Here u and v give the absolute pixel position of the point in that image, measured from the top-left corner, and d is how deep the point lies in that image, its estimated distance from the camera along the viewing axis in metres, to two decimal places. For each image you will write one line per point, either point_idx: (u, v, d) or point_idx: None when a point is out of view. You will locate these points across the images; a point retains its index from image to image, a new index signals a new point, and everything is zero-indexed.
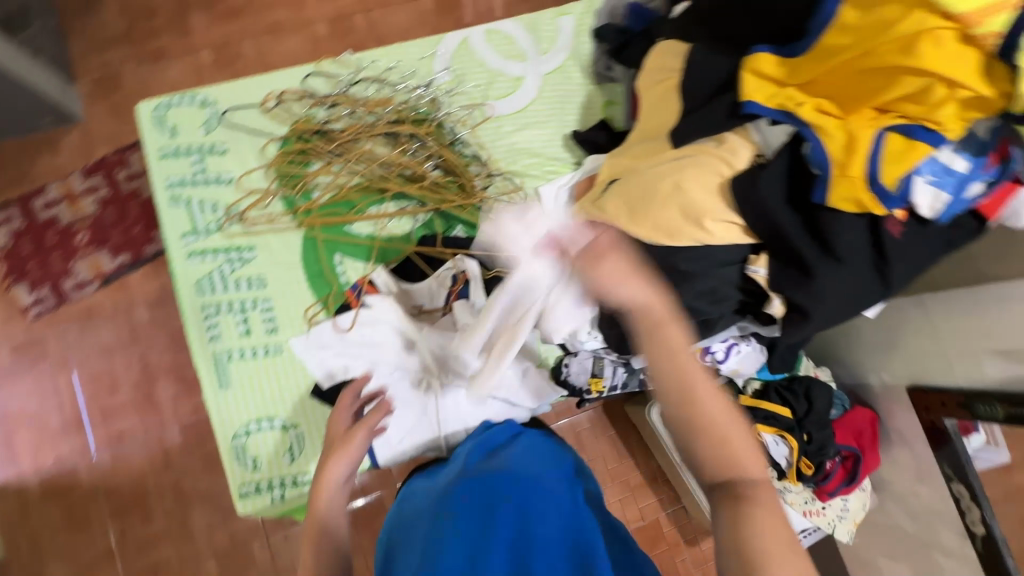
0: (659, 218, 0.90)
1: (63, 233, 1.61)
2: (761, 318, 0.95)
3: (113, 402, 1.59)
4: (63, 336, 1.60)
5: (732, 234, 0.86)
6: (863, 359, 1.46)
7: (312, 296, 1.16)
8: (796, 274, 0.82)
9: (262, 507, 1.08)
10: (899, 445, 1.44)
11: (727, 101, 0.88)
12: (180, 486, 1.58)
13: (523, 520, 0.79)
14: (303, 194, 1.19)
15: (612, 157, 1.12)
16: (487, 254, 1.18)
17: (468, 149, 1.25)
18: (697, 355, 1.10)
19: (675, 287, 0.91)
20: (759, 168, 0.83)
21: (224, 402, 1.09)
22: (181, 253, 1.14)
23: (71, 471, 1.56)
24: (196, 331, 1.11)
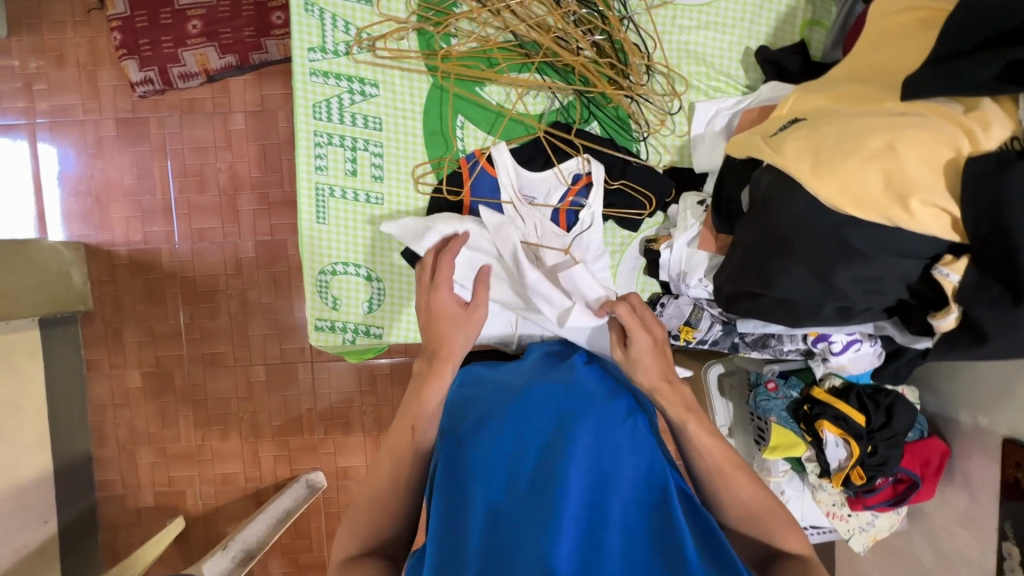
0: (852, 181, 0.75)
1: (177, 15, 1.47)
2: (911, 325, 0.84)
3: (200, 200, 1.64)
4: (164, 122, 1.63)
5: (937, 224, 0.71)
6: (963, 393, 1.33)
7: (424, 153, 1.09)
8: (999, 293, 0.68)
9: (332, 344, 1.11)
10: (958, 487, 1.35)
11: (1011, 56, 0.67)
12: (246, 295, 1.67)
13: (599, 446, 0.72)
14: (442, 39, 1.06)
15: (802, 89, 0.95)
16: (618, 162, 1.08)
17: (634, 34, 1.07)
18: (810, 338, 1.01)
19: (833, 263, 0.79)
20: (1015, 155, 0.66)
21: (317, 236, 1.08)
22: (303, 68, 1.05)
23: (154, 251, 1.65)
24: (304, 156, 1.07)
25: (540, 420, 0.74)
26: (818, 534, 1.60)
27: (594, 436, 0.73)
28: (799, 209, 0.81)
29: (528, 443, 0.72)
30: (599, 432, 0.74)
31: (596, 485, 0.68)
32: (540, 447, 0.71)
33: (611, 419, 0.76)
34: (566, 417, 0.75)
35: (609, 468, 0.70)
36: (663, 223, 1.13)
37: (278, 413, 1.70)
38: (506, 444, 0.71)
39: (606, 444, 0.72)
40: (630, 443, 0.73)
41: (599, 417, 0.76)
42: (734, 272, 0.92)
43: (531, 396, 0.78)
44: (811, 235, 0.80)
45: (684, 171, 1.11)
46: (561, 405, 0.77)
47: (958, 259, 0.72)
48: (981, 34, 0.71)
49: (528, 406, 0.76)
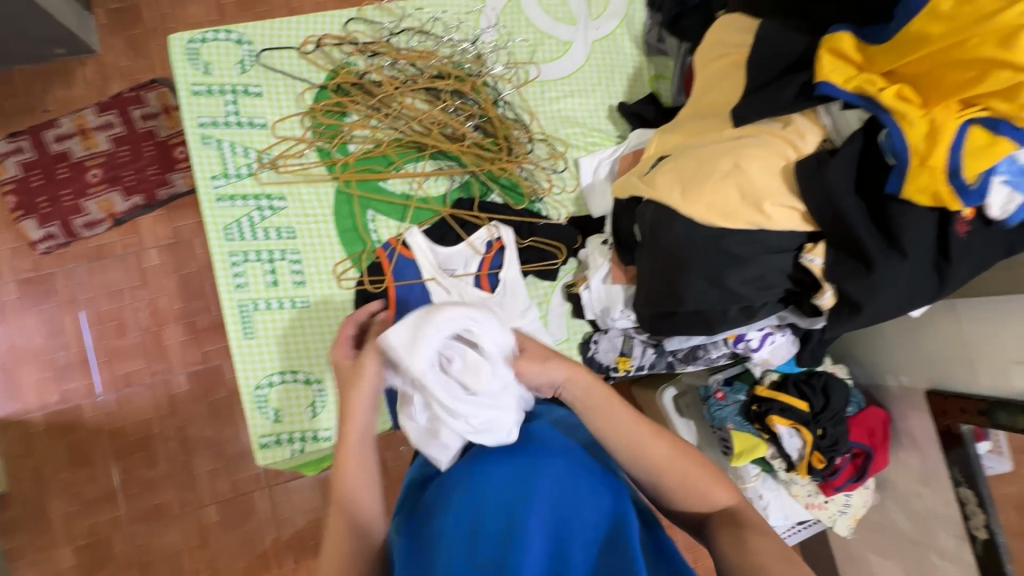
0: (715, 198, 0.87)
1: (75, 167, 1.57)
2: (805, 309, 0.94)
3: (121, 344, 1.58)
4: (72, 274, 1.57)
5: (790, 221, 0.84)
6: (882, 359, 1.46)
7: (342, 251, 1.13)
8: (854, 266, 0.80)
9: (280, 459, 1.07)
10: (908, 447, 1.44)
11: (800, 79, 0.84)
12: (186, 432, 1.58)
13: (568, 507, 0.66)
14: (340, 147, 1.15)
15: (662, 131, 1.09)
16: (522, 223, 1.17)
17: (511, 112, 1.21)
18: (730, 341, 1.09)
19: (723, 270, 0.88)
20: (828, 154, 0.80)
21: (249, 351, 1.07)
22: (208, 196, 1.09)
23: (75, 409, 1.55)
24: (221, 278, 1.08)
25: (496, 477, 0.68)
26: (804, 529, 1.64)
27: (554, 487, 0.67)
28: (683, 233, 0.91)
29: (490, 510, 0.65)
30: (560, 480, 0.68)
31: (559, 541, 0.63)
32: (500, 511, 0.65)
33: (571, 463, 0.71)
34: (523, 471, 0.68)
35: (577, 528, 0.65)
36: (578, 268, 1.22)
37: (240, 552, 1.57)
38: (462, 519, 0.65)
39: (573, 499, 0.67)
40: (592, 488, 0.69)
41: (562, 469, 0.69)
42: (647, 297, 1.01)
43: (485, 452, 0.72)
44: (697, 250, 0.90)
45: (585, 219, 1.22)
46: (516, 458, 0.70)
47: (817, 245, 0.84)
48: (775, 67, 0.88)
49: (483, 465, 0.70)
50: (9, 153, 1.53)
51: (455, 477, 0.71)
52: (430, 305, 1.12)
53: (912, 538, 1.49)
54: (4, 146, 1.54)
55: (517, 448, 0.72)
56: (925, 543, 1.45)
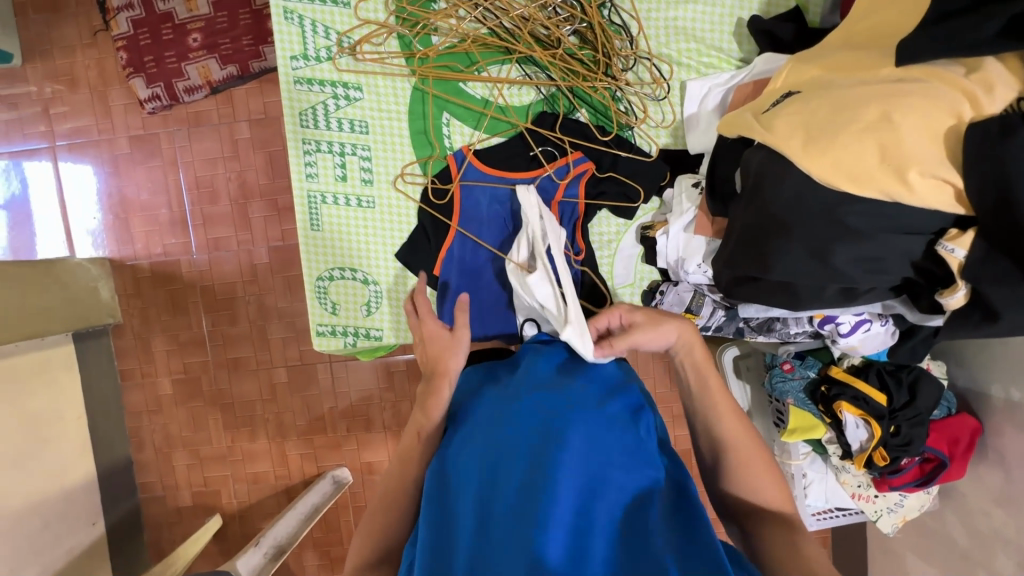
0: (843, 158, 0.72)
1: (178, 29, 1.53)
2: (920, 304, 0.79)
3: (213, 210, 1.68)
4: (174, 136, 1.67)
5: (938, 197, 0.67)
6: (994, 367, 1.26)
7: (411, 153, 1.09)
8: (1007, 267, 0.64)
9: (335, 348, 1.13)
10: (992, 464, 1.29)
11: (1013, 9, 0.62)
12: (264, 300, 1.71)
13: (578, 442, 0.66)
14: (421, 38, 1.05)
15: (795, 60, 0.90)
16: (605, 153, 1.05)
17: (617, 17, 1.03)
18: (816, 320, 0.96)
19: (831, 242, 0.75)
20: (1020, 118, 0.61)
21: (314, 242, 1.09)
22: (287, 77, 1.06)
23: (174, 263, 1.71)
24: (294, 165, 1.08)
25: (531, 417, 0.70)
26: (843, 516, 1.55)
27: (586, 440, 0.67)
28: (792, 191, 0.77)
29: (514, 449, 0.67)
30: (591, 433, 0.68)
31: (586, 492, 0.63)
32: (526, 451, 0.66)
33: (601, 419, 0.71)
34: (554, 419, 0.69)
35: (586, 460, 0.65)
36: (660, 209, 1.10)
37: (301, 413, 1.75)
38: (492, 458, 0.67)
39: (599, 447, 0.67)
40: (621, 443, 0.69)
41: (592, 420, 0.70)
42: (731, 256, 0.89)
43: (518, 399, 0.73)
44: (805, 213, 0.77)
45: (678, 154, 1.07)
46: (547, 405, 0.72)
47: (964, 234, 0.68)
48: None
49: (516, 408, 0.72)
50: (122, 8, 1.52)
51: (491, 415, 0.74)
52: (494, 224, 1.08)
53: (964, 553, 1.38)
54: (118, 1, 1.52)
55: (544, 398, 0.73)
56: (977, 561, 1.34)
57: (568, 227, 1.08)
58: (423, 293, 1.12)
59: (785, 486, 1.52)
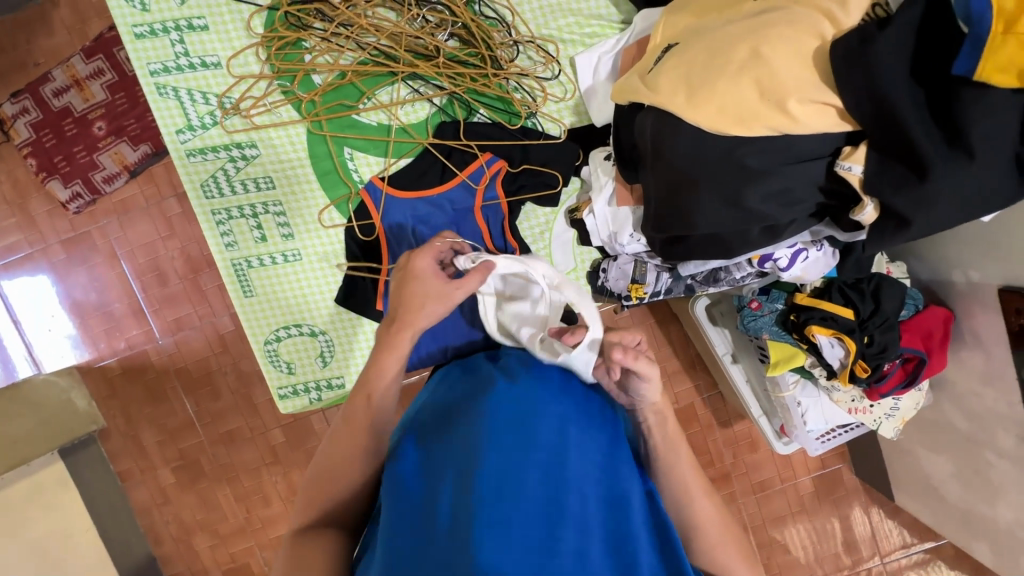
0: (727, 101, 0.71)
1: (81, 122, 1.55)
2: (842, 224, 0.78)
3: (166, 292, 1.65)
4: (107, 230, 1.62)
5: (823, 119, 0.67)
6: (950, 253, 1.27)
7: (324, 196, 1.06)
8: (901, 171, 0.64)
9: (302, 406, 1.11)
10: (971, 347, 1.30)
11: None
12: (240, 367, 1.69)
13: (550, 437, 0.67)
14: (303, 82, 1.03)
15: (668, 12, 0.88)
16: (513, 148, 1.04)
17: (490, 10, 1.02)
18: (755, 262, 0.96)
19: (740, 188, 0.75)
20: (875, 26, 0.60)
21: (252, 308, 1.07)
22: (179, 153, 1.03)
23: (141, 354, 1.68)
24: (210, 238, 1.06)
25: (509, 409, 0.68)
26: (846, 433, 1.58)
27: (560, 436, 0.67)
28: (688, 144, 0.77)
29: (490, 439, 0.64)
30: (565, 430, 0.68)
31: (560, 485, 0.63)
32: (502, 441, 0.64)
33: (576, 417, 0.72)
34: (530, 414, 0.68)
35: (559, 456, 0.65)
36: (582, 188, 1.08)
37: (307, 467, 1.74)
38: (467, 451, 0.64)
39: (577, 447, 0.67)
40: (592, 440, 0.70)
41: (565, 416, 0.70)
42: (653, 221, 0.88)
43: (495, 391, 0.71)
44: (708, 165, 0.76)
45: (585, 131, 1.06)
46: (522, 399, 0.70)
47: (856, 149, 0.67)
48: None
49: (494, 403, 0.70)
50: (18, 115, 1.54)
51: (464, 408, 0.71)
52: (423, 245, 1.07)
53: (968, 437, 1.40)
54: (11, 108, 1.54)
55: (518, 391, 0.72)
56: (981, 442, 1.36)
57: (497, 230, 1.07)
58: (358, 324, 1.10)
59: (784, 418, 1.52)
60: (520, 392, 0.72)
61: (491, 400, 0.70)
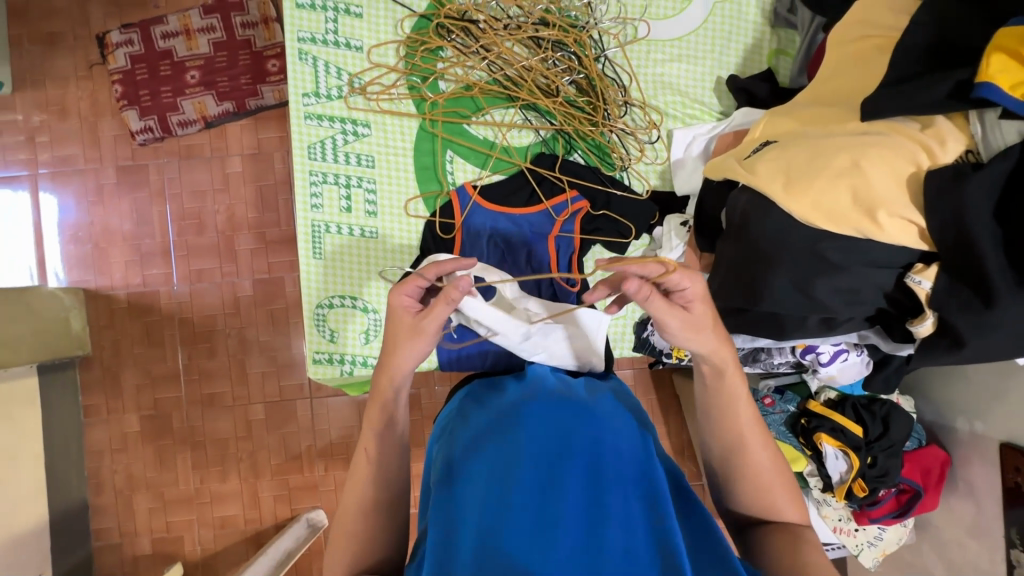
0: (822, 198, 0.79)
1: (177, 67, 1.59)
2: (892, 334, 0.86)
3: (198, 241, 1.65)
4: (164, 168, 1.63)
5: (905, 235, 0.75)
6: (959, 400, 1.34)
7: (415, 187, 1.13)
8: (969, 296, 0.72)
9: (330, 376, 1.12)
10: (962, 496, 1.34)
11: (956, 77, 0.72)
12: (244, 333, 1.66)
13: (585, 439, 0.68)
14: (430, 85, 1.13)
15: (772, 114, 1.00)
16: (598, 193, 1.12)
17: (611, 71, 1.14)
18: (798, 350, 1.04)
19: (812, 276, 0.82)
20: (971, 168, 0.70)
21: (316, 270, 1.11)
22: (298, 113, 1.10)
23: (152, 294, 1.64)
24: (300, 196, 1.11)
25: (543, 419, 0.71)
26: (828, 550, 1.58)
27: (595, 440, 0.69)
28: (775, 226, 0.85)
29: (526, 447, 0.67)
30: (600, 433, 0.70)
31: (596, 487, 0.64)
32: (538, 450, 0.67)
33: (609, 421, 0.73)
34: (564, 421, 0.71)
35: (595, 458, 0.67)
36: (650, 245, 1.16)
37: (277, 451, 1.67)
38: (503, 455, 0.67)
39: (610, 451, 0.68)
40: (628, 443, 0.71)
41: (599, 420, 0.72)
42: (718, 287, 0.95)
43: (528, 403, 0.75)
44: (790, 248, 0.83)
45: (665, 196, 1.15)
46: (555, 407, 0.73)
47: (929, 267, 0.76)
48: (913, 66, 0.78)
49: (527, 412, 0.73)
50: (121, 44, 1.58)
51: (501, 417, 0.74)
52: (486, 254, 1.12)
53: None
54: (117, 36, 1.58)
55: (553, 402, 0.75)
56: None
57: (564, 260, 1.13)
58: None
59: None
60: (554, 402, 0.74)
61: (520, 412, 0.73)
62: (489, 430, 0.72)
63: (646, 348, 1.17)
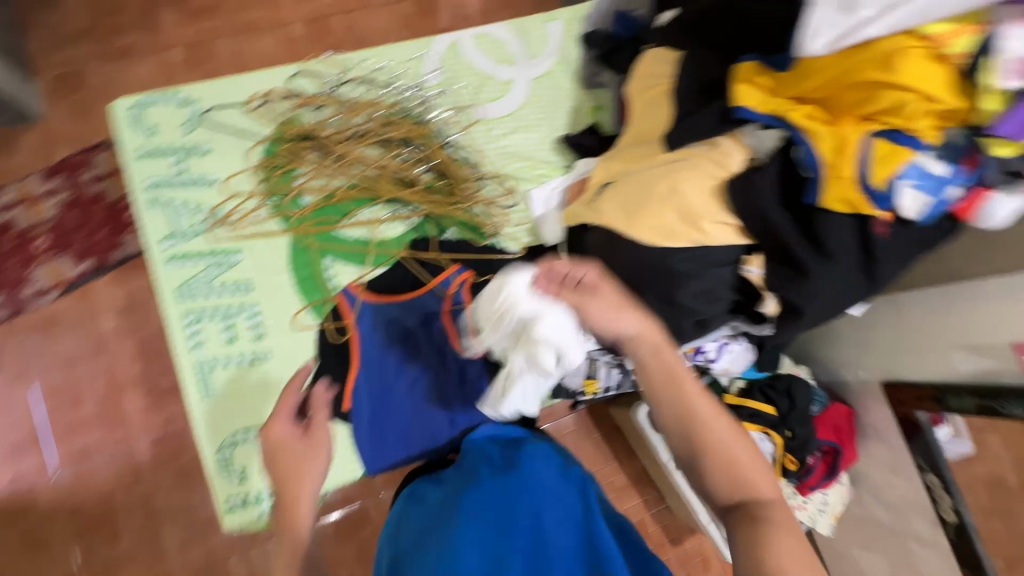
0: (655, 224, 0.92)
1: (20, 237, 1.47)
2: (751, 317, 0.98)
3: (78, 416, 1.45)
4: (23, 345, 1.46)
5: (727, 235, 0.89)
6: (840, 356, 1.50)
7: (300, 300, 1.13)
8: (790, 273, 0.85)
9: (250, 519, 1.04)
10: (875, 440, 1.48)
11: (720, 107, 0.90)
12: (152, 503, 1.44)
13: (526, 520, 0.79)
14: (293, 202, 1.15)
15: (603, 160, 1.13)
16: (477, 259, 1.18)
17: (460, 153, 1.25)
18: (689, 354, 1.12)
19: (673, 288, 0.93)
20: (753, 171, 0.86)
21: (211, 411, 1.06)
22: (161, 258, 1.09)
23: (29, 492, 1.42)
24: (178, 339, 1.07)
25: (488, 508, 0.80)
26: None
27: (536, 516, 0.79)
28: (631, 254, 0.95)
29: (476, 538, 0.76)
30: (541, 509, 0.81)
31: (540, 559, 0.75)
32: (486, 538, 0.76)
33: (546, 491, 0.84)
34: (510, 507, 0.80)
35: (536, 533, 0.78)
36: None
37: None
38: (455, 551, 0.74)
39: (548, 522, 0.79)
40: (563, 509, 0.82)
41: (539, 497, 0.82)
42: None
43: (475, 495, 0.83)
44: (648, 270, 0.94)
45: (539, 248, 1.23)
46: (499, 496, 0.82)
47: (755, 257, 0.90)
48: (690, 104, 0.96)
49: (473, 503, 0.81)
50: None
51: (450, 510, 0.81)
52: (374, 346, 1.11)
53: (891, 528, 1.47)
54: None
55: (497, 488, 0.84)
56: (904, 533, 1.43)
57: (462, 333, 1.15)
58: None
59: (734, 523, 1.51)
60: (497, 490, 0.83)
61: (467, 505, 0.81)
62: (439, 527, 0.79)
63: (562, 392, 1.20)
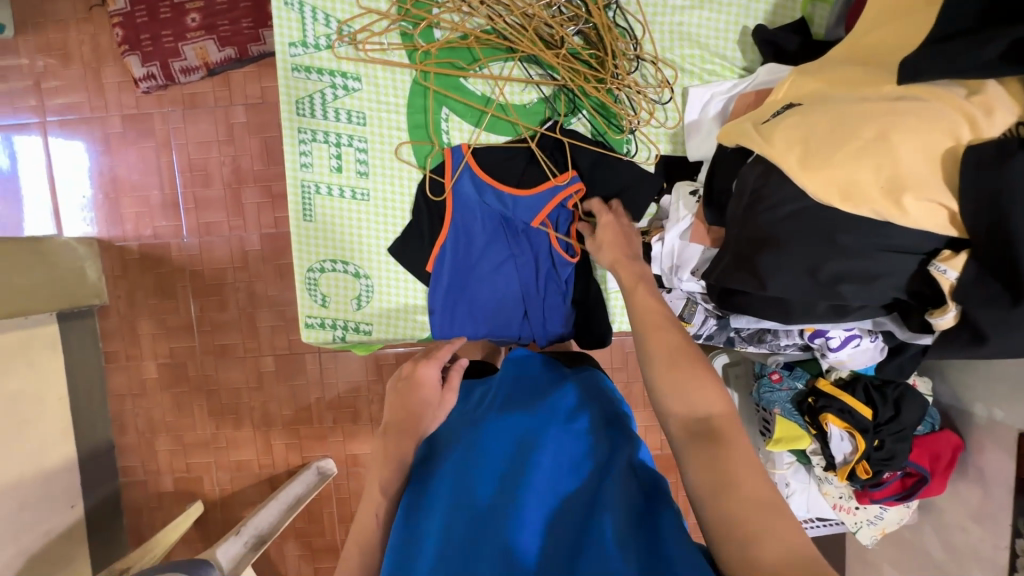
0: (842, 174, 0.71)
1: (177, 8, 1.37)
2: (910, 322, 0.80)
3: (206, 194, 1.56)
4: (168, 118, 1.54)
5: (932, 220, 0.68)
6: (975, 386, 1.23)
7: (409, 148, 1.07)
8: (998, 289, 0.65)
9: (323, 341, 1.11)
10: (971, 481, 1.25)
11: (1017, 33, 0.61)
12: (253, 288, 1.59)
13: (538, 452, 0.66)
14: (424, 32, 1.04)
15: (800, 71, 0.89)
16: (602, 154, 1.04)
17: (622, 20, 1.03)
18: (806, 334, 0.98)
19: (823, 259, 0.75)
20: (1017, 143, 0.61)
21: (307, 233, 1.08)
22: (284, 64, 1.04)
23: (163, 246, 1.58)
24: (289, 154, 1.06)
25: (498, 437, 0.71)
26: (825, 526, 1.55)
27: (551, 454, 0.66)
28: (791, 208, 0.77)
29: (483, 459, 0.67)
30: (557, 451, 0.67)
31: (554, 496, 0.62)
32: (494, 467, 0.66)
33: (567, 436, 0.70)
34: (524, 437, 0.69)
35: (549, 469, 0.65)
36: (659, 214, 1.09)
37: (287, 401, 1.63)
38: (461, 472, 0.67)
39: (564, 467, 0.65)
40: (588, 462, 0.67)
41: (561, 434, 0.69)
42: (721, 270, 0.88)
43: (491, 420, 0.74)
44: (803, 229, 0.76)
45: (676, 161, 1.08)
46: (513, 426, 0.72)
47: (958, 255, 0.68)
48: (962, 21, 0.67)
49: (487, 428, 0.73)
50: None
51: (464, 433, 0.74)
52: (468, 213, 1.07)
53: (939, 564, 1.32)
54: None
55: (514, 417, 0.74)
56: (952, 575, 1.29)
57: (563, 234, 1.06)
58: (398, 272, 1.11)
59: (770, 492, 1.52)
60: (515, 423, 0.73)
61: (480, 427, 0.73)
62: (453, 447, 0.72)
63: None
